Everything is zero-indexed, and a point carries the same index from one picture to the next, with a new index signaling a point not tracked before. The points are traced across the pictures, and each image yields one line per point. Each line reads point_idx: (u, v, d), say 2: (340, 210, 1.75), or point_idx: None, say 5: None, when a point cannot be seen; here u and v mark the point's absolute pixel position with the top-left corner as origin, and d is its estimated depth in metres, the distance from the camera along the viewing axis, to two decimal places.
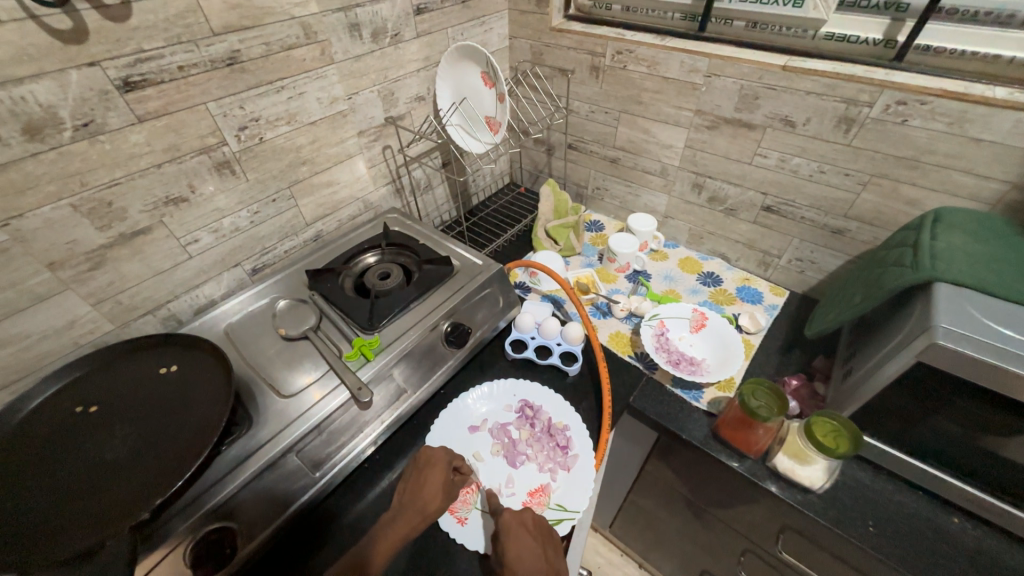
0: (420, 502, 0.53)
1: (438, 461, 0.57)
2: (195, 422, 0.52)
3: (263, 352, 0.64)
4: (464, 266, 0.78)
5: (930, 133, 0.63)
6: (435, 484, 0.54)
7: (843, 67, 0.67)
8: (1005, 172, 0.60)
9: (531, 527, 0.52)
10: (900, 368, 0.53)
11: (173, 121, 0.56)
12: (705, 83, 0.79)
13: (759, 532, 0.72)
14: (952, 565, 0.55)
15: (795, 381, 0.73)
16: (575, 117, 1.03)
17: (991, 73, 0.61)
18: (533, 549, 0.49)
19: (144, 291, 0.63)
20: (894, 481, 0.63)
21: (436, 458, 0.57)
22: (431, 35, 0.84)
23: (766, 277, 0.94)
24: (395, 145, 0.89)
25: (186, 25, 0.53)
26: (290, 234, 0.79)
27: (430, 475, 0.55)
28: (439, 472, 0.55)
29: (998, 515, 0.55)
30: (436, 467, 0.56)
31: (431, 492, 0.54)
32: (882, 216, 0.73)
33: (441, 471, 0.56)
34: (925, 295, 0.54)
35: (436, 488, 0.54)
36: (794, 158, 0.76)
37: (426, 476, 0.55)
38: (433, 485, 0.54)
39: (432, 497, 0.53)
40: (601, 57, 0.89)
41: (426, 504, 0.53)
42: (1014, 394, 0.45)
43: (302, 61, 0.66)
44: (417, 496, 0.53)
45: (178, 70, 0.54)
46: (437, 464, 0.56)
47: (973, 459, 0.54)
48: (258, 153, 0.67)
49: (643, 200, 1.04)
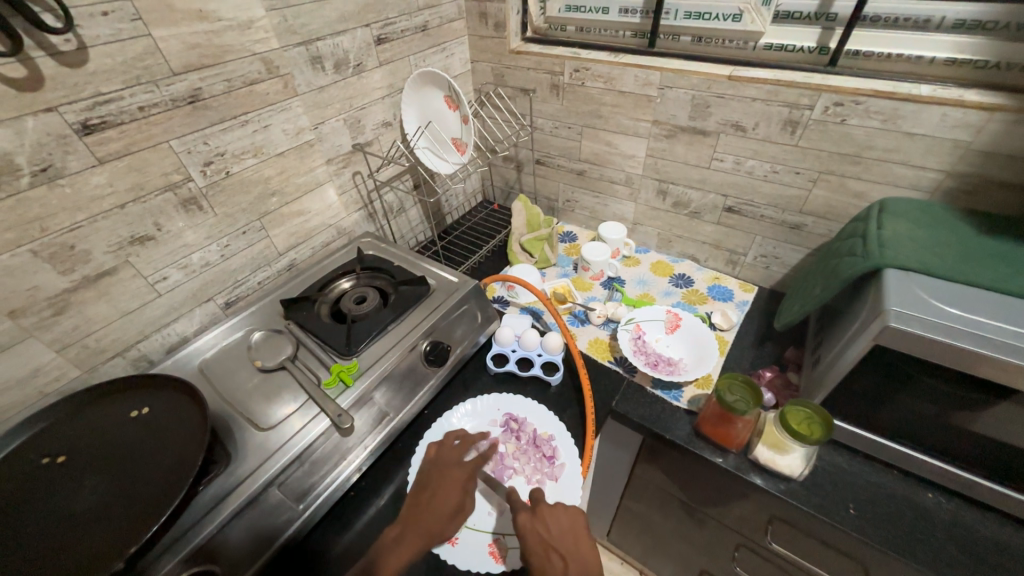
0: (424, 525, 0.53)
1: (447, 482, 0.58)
2: (169, 466, 0.50)
3: (239, 386, 0.63)
4: (441, 284, 0.79)
5: (867, 130, 0.67)
6: (448, 501, 0.56)
7: (783, 74, 0.71)
8: (937, 162, 0.65)
9: (557, 533, 0.52)
10: (860, 352, 0.56)
11: (136, 161, 0.56)
12: (660, 95, 0.82)
13: (748, 525, 0.73)
14: (932, 539, 0.57)
15: (769, 372, 0.75)
16: (541, 133, 1.06)
17: (916, 72, 0.66)
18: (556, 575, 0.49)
19: (112, 333, 0.61)
20: (869, 462, 0.65)
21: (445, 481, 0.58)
22: (394, 63, 0.87)
23: (734, 275, 0.98)
24: (365, 171, 0.90)
25: (145, 66, 0.54)
26: (262, 265, 0.78)
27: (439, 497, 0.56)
28: (453, 489, 0.57)
29: (965, 485, 0.58)
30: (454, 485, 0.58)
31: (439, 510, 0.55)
32: (834, 210, 0.77)
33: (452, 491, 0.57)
34: (877, 281, 0.57)
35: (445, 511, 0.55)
36: (748, 160, 0.80)
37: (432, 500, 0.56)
38: (444, 503, 0.56)
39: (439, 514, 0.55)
40: (560, 75, 0.93)
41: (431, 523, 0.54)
42: (966, 368, 0.48)
43: (265, 95, 0.67)
44: (423, 514, 0.54)
45: (138, 111, 0.55)
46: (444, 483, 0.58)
47: (937, 434, 0.57)
48: (225, 187, 0.67)
49: (612, 209, 1.07)
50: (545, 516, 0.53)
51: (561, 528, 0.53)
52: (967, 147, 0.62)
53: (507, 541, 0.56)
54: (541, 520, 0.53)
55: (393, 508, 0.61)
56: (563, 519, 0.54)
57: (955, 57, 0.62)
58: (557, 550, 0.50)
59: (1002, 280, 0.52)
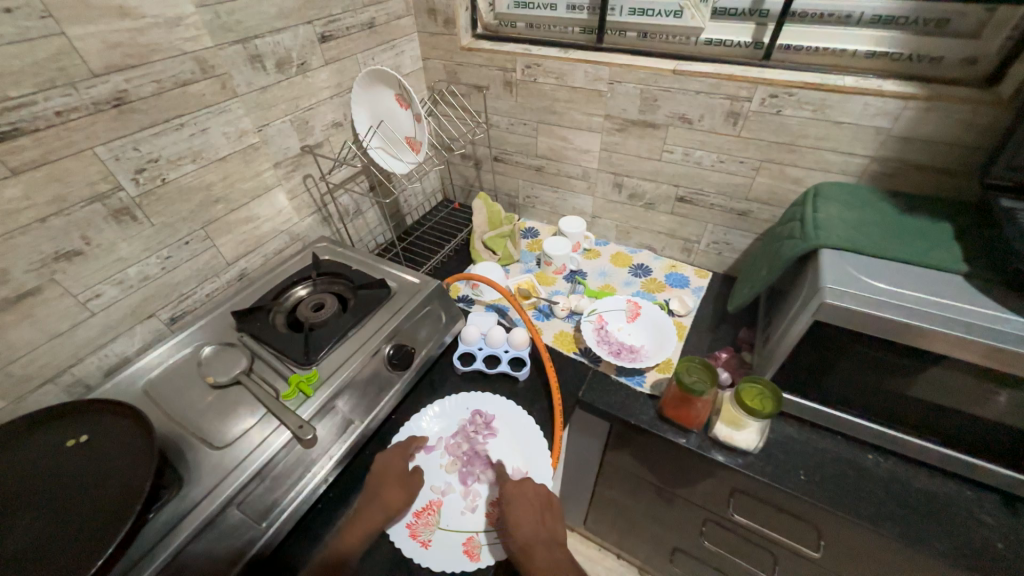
0: (377, 502, 0.56)
1: (393, 461, 0.60)
2: (113, 495, 0.47)
3: (190, 404, 0.59)
4: (402, 286, 0.78)
5: (800, 120, 0.71)
6: (396, 477, 0.59)
7: (722, 68, 0.74)
8: (863, 148, 0.70)
9: (535, 501, 0.57)
10: (803, 329, 0.59)
11: (56, 170, 0.52)
12: (610, 90, 0.84)
13: (713, 500, 0.76)
14: (873, 497, 0.62)
15: (725, 353, 0.79)
16: (497, 131, 1.06)
17: (840, 65, 0.71)
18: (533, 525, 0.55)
19: (39, 358, 0.56)
20: (817, 430, 0.69)
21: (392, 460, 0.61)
22: (341, 61, 0.84)
23: (690, 262, 1.02)
24: (316, 173, 0.87)
25: (60, 67, 0.50)
26: (209, 276, 0.74)
27: (390, 474, 0.59)
28: (402, 467, 0.60)
29: (899, 444, 0.63)
30: (399, 461, 0.61)
31: (391, 486, 0.58)
32: (776, 196, 0.81)
33: (399, 468, 0.60)
34: (814, 261, 0.61)
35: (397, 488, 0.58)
36: (696, 151, 0.83)
37: (384, 478, 0.58)
38: (394, 480, 0.59)
39: (393, 491, 0.57)
40: (512, 72, 0.93)
41: (386, 499, 0.56)
42: (893, 337, 0.52)
43: (201, 96, 0.64)
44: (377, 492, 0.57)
45: (55, 116, 0.50)
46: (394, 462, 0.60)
47: (873, 399, 0.61)
48: (162, 195, 0.63)
49: (571, 203, 1.08)
50: (527, 484, 0.59)
51: (538, 498, 0.58)
52: (888, 134, 0.67)
53: (483, 538, 0.56)
54: (525, 488, 0.59)
55: None
56: (543, 490, 0.59)
57: (874, 50, 0.67)
58: (535, 516, 0.56)
59: (920, 254, 0.57)
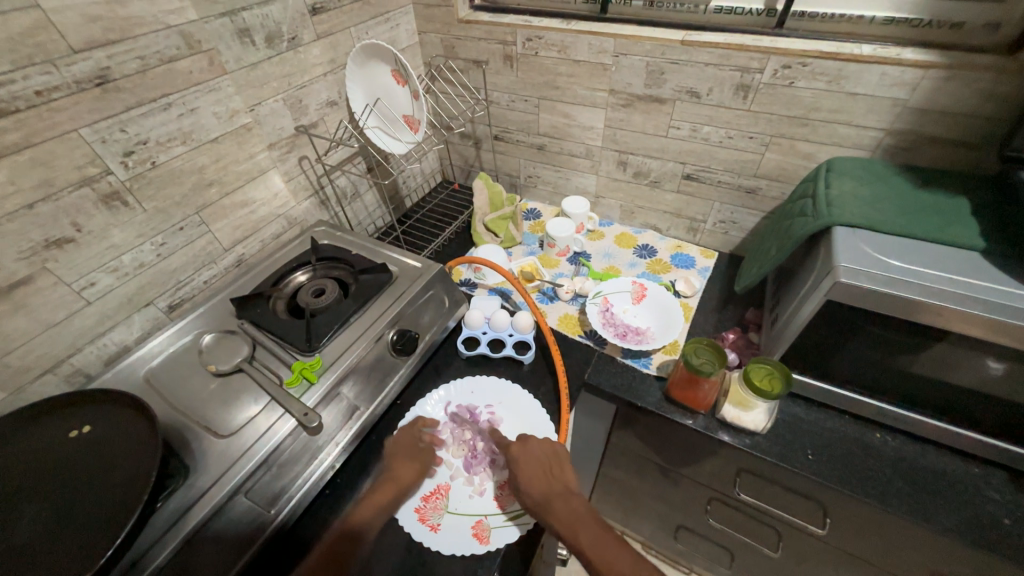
0: (389, 480, 0.56)
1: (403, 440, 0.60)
2: (119, 486, 0.47)
3: (192, 393, 0.59)
4: (404, 271, 0.76)
5: (814, 92, 0.68)
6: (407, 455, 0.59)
7: (733, 37, 0.71)
8: (878, 120, 0.67)
9: (542, 459, 0.57)
10: (815, 309, 0.58)
11: (41, 154, 0.50)
12: (614, 63, 0.81)
13: (719, 479, 0.77)
14: (880, 475, 0.62)
15: (732, 334, 0.78)
16: (497, 108, 1.03)
17: (856, 32, 0.67)
18: (545, 480, 0.55)
19: (36, 348, 0.55)
20: (824, 410, 0.69)
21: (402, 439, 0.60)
22: (333, 35, 0.80)
23: (695, 242, 1.00)
24: (312, 155, 0.85)
25: (37, 43, 0.47)
26: (206, 263, 0.73)
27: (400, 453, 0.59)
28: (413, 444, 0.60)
29: (908, 423, 0.62)
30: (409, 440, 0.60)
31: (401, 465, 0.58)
32: (786, 172, 0.79)
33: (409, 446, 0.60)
34: (827, 239, 0.60)
35: (408, 465, 0.58)
36: (703, 127, 0.81)
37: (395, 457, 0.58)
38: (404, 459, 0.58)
39: (404, 469, 0.57)
40: (513, 45, 0.89)
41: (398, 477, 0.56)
42: (907, 316, 0.51)
43: (188, 74, 0.61)
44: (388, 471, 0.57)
45: (36, 96, 0.48)
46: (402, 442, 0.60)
47: (883, 378, 0.61)
48: (153, 178, 0.61)
49: (574, 183, 1.06)
50: (530, 444, 0.59)
51: (541, 455, 0.58)
52: (905, 105, 0.64)
53: (491, 521, 0.57)
54: (530, 450, 0.58)
55: None
56: (548, 448, 0.59)
57: (894, 16, 0.64)
58: (542, 473, 0.55)
59: (936, 231, 0.55)
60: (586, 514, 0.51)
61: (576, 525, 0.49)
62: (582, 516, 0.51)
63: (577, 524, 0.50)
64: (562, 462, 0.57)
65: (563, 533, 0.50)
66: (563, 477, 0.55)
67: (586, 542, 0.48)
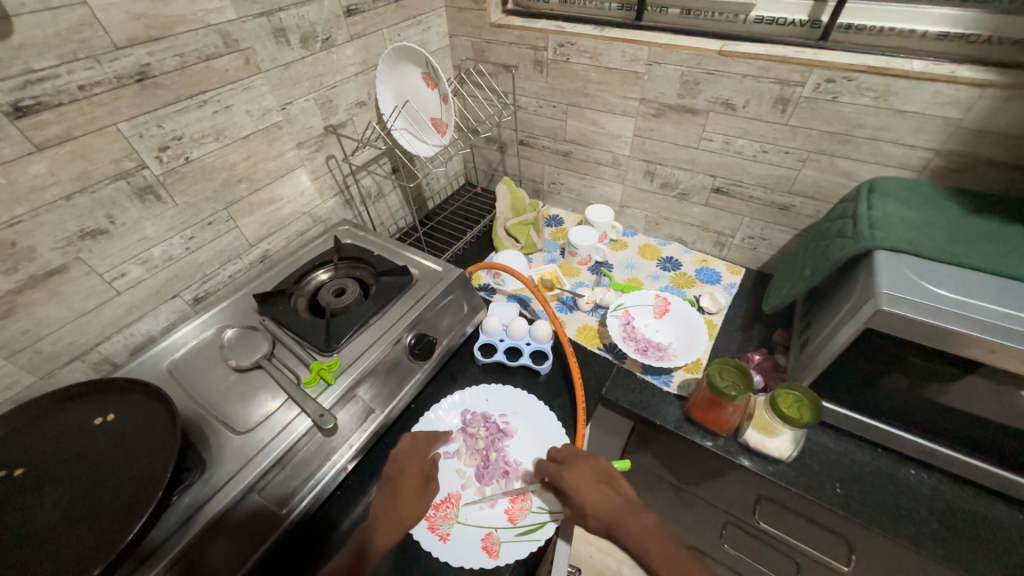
0: (394, 511, 0.50)
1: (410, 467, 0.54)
2: (138, 477, 0.47)
3: (212, 387, 0.59)
4: (424, 274, 0.76)
5: (858, 108, 0.66)
6: (412, 484, 0.53)
7: (774, 49, 0.69)
8: (927, 140, 0.64)
9: (593, 478, 0.50)
10: (850, 336, 0.55)
11: (80, 147, 0.51)
12: (647, 71, 0.79)
13: (737, 505, 0.74)
14: (914, 514, 0.58)
15: (757, 355, 0.75)
16: (524, 113, 1.02)
17: (907, 47, 0.64)
18: (605, 498, 0.47)
19: (67, 335, 0.57)
20: (854, 441, 0.66)
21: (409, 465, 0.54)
22: (366, 37, 0.81)
23: (722, 257, 0.97)
24: (339, 155, 0.85)
25: (83, 39, 0.48)
26: (232, 257, 0.74)
27: (405, 482, 0.53)
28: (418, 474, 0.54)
29: (946, 461, 0.59)
30: (415, 471, 0.54)
31: (407, 494, 0.52)
32: (822, 190, 0.76)
33: (416, 473, 0.54)
34: (867, 264, 0.57)
35: (412, 494, 0.52)
36: (737, 140, 0.78)
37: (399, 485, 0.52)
38: (410, 488, 0.52)
39: (408, 499, 0.51)
40: (544, 51, 0.88)
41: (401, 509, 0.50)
42: (954, 349, 0.48)
43: (224, 72, 0.62)
44: (393, 499, 0.51)
45: (78, 90, 0.49)
46: (406, 468, 0.54)
47: (923, 413, 0.57)
48: (185, 174, 0.62)
49: (599, 191, 1.04)
50: (579, 463, 0.52)
51: (595, 471, 0.51)
52: (958, 125, 0.61)
53: (501, 535, 0.55)
54: (579, 470, 0.51)
55: None
56: (597, 462, 0.52)
57: (948, 31, 0.61)
58: (605, 490, 0.48)
59: (989, 260, 0.52)
60: (656, 529, 0.44)
61: (654, 546, 0.42)
62: (656, 533, 0.43)
63: (653, 542, 0.43)
64: (617, 477, 0.51)
65: (641, 556, 0.43)
66: (623, 491, 0.49)
67: (662, 561, 0.41)
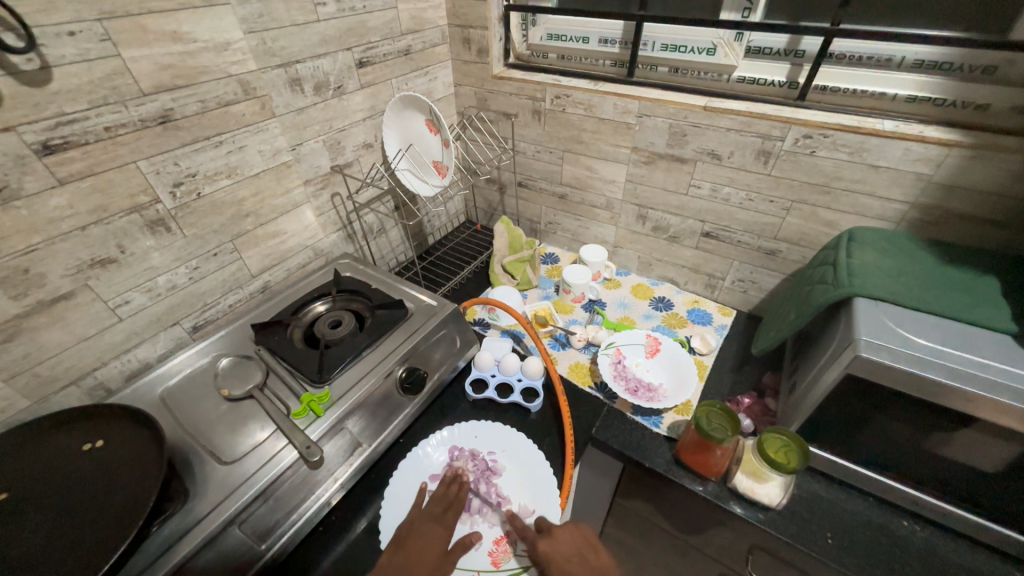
0: (407, 564, 0.51)
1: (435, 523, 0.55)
2: (119, 505, 0.47)
3: (203, 416, 0.60)
4: (420, 308, 0.78)
5: (836, 162, 0.69)
6: (434, 540, 0.53)
7: (755, 106, 0.74)
8: (902, 194, 0.67)
9: (570, 551, 0.53)
10: (834, 382, 0.56)
11: (100, 182, 0.54)
12: (638, 123, 0.84)
13: (729, 555, 0.72)
14: (907, 569, 0.57)
15: (747, 399, 0.75)
16: (523, 157, 1.07)
17: (878, 108, 0.69)
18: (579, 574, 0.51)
19: (66, 360, 0.58)
20: (846, 490, 0.65)
21: (435, 522, 0.55)
22: (376, 85, 0.87)
23: (713, 298, 0.99)
24: (344, 193, 0.89)
25: (114, 87, 0.52)
26: (234, 287, 0.76)
27: (426, 538, 0.53)
28: (439, 530, 0.54)
29: (938, 513, 0.58)
30: (439, 528, 0.55)
31: (423, 549, 0.52)
32: (807, 237, 0.79)
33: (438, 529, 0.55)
34: (848, 310, 0.58)
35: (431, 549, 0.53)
36: (724, 188, 0.82)
37: (416, 539, 0.53)
38: (427, 542, 0.53)
39: (424, 554, 0.52)
40: (542, 101, 0.94)
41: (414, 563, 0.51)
42: (934, 398, 0.49)
43: (241, 116, 0.66)
44: (410, 551, 0.52)
45: (104, 131, 0.53)
46: (427, 523, 0.55)
47: (912, 462, 0.57)
48: (196, 208, 0.65)
49: (593, 232, 1.08)
50: (558, 536, 0.54)
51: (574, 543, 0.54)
52: (930, 180, 0.64)
53: None
54: (557, 547, 0.53)
55: (365, 543, 0.58)
56: (574, 533, 0.55)
57: (916, 95, 0.66)
58: (580, 563, 0.52)
59: (965, 310, 0.53)
60: None
61: None
62: None
63: None
64: (594, 545, 0.55)
65: None
66: (602, 561, 0.53)
67: None
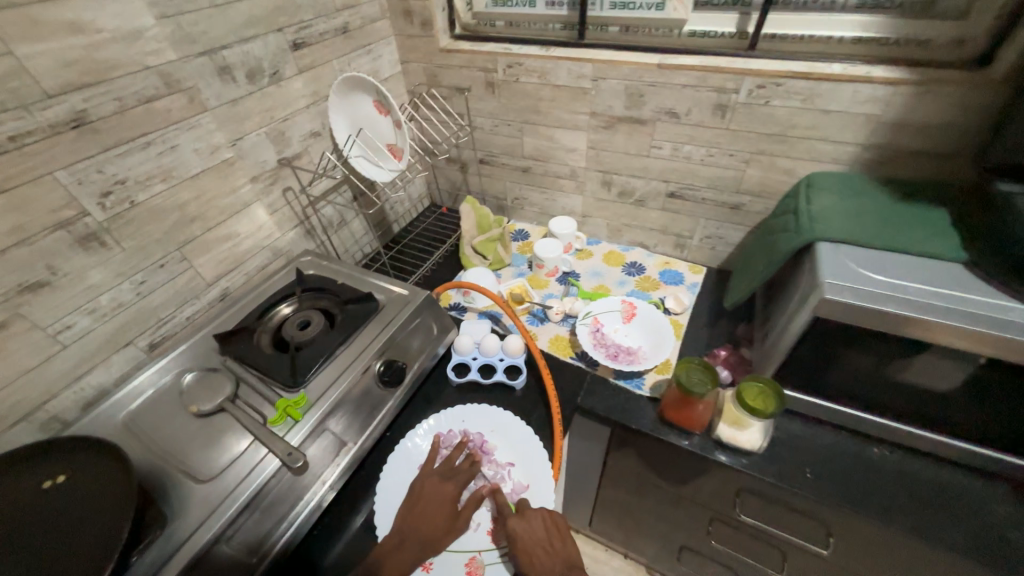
0: (420, 533, 0.54)
1: (444, 494, 0.57)
2: (93, 538, 0.45)
3: (172, 435, 0.57)
4: (391, 298, 0.75)
5: (789, 110, 0.70)
6: (444, 510, 0.56)
7: (708, 60, 0.73)
8: (854, 136, 0.68)
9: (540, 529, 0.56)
10: (802, 326, 0.58)
11: (13, 198, 0.49)
12: (594, 87, 0.83)
13: (718, 501, 0.75)
14: (880, 492, 0.60)
15: (724, 351, 0.78)
16: (481, 132, 1.04)
17: (828, 52, 0.69)
18: (542, 549, 0.54)
19: (9, 396, 0.53)
20: (821, 426, 0.68)
21: (445, 492, 0.57)
22: (316, 68, 0.81)
23: (684, 258, 1.00)
24: (296, 187, 0.85)
25: (11, 89, 0.47)
26: (189, 298, 0.71)
27: (435, 507, 0.56)
28: (447, 503, 0.57)
29: (905, 436, 0.62)
30: (448, 499, 0.57)
31: (434, 517, 0.55)
32: (768, 188, 0.80)
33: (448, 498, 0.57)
34: (811, 255, 0.60)
35: (441, 517, 0.56)
36: (685, 146, 0.82)
37: (425, 508, 0.56)
38: (438, 511, 0.56)
39: (435, 521, 0.55)
40: (494, 72, 0.91)
41: (425, 534, 0.54)
42: (894, 330, 0.51)
43: (167, 112, 0.61)
44: (421, 521, 0.54)
45: (9, 141, 0.48)
46: (435, 491, 0.58)
47: (879, 392, 0.60)
48: (131, 218, 0.60)
49: (561, 203, 1.07)
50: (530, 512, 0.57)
51: (544, 520, 0.57)
52: (879, 120, 0.66)
53: (484, 556, 0.55)
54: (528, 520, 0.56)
55: (361, 541, 0.57)
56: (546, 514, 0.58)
57: (862, 36, 0.66)
58: (544, 539, 0.55)
59: (918, 244, 0.56)
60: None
61: None
62: None
63: None
64: (562, 528, 0.58)
65: None
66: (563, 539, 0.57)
67: None
